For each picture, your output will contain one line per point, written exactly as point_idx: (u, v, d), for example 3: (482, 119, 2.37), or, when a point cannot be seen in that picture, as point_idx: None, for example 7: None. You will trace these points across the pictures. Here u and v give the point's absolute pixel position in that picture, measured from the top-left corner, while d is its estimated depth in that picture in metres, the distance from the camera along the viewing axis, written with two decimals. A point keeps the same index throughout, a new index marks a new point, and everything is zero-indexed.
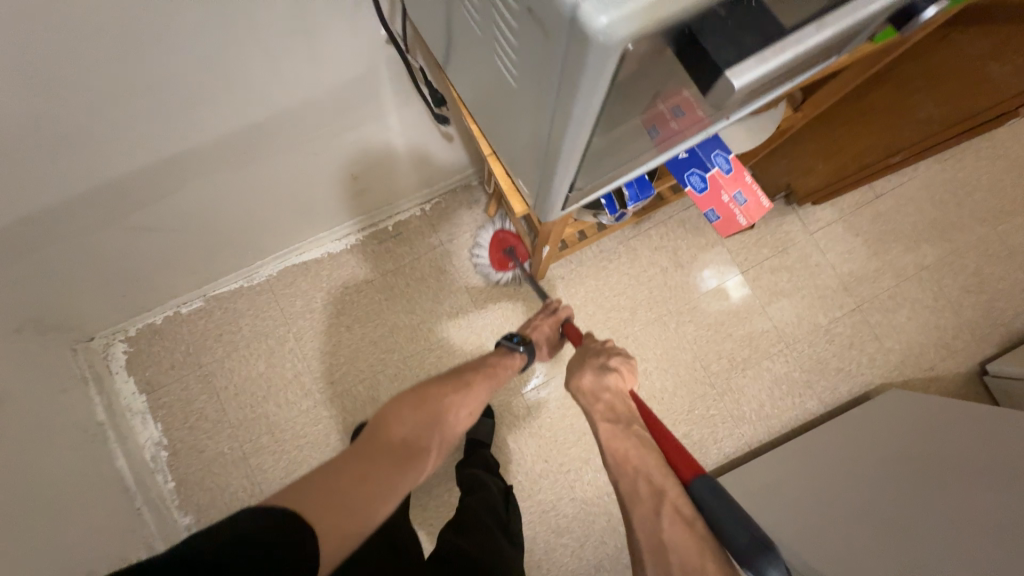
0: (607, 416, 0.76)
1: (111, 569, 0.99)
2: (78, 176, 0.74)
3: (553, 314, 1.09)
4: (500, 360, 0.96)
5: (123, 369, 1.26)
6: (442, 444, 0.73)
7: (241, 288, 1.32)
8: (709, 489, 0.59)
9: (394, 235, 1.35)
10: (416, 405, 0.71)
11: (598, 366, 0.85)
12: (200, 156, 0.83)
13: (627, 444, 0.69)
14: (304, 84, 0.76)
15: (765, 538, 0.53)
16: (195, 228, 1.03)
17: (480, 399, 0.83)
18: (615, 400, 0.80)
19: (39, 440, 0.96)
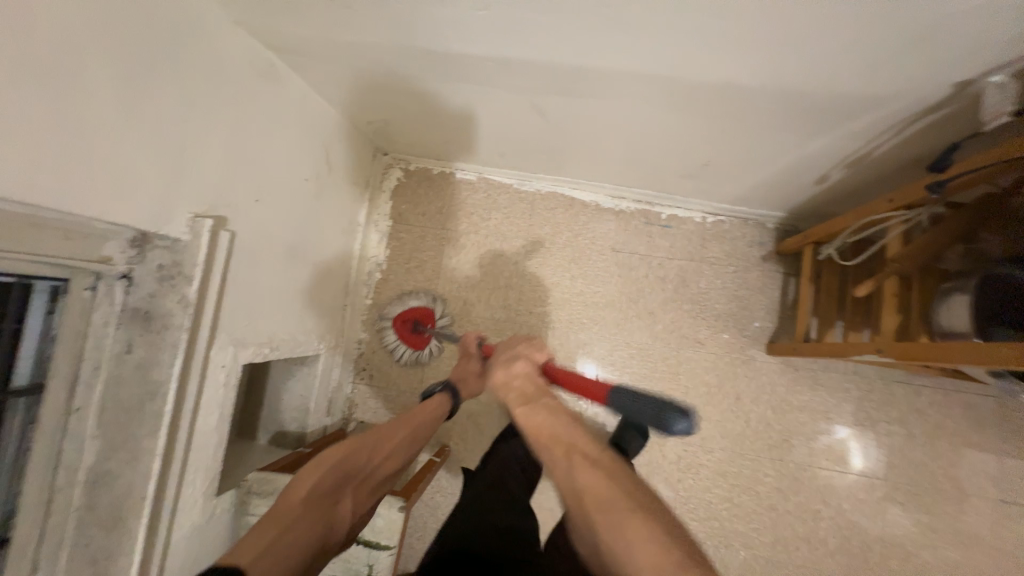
0: (517, 400, 0.63)
1: (303, 345, 1.13)
2: (542, 54, 0.72)
3: (466, 357, 1.00)
4: (423, 407, 0.92)
5: (388, 190, 1.39)
6: (358, 498, 0.79)
7: (510, 186, 1.37)
8: (624, 396, 0.68)
9: (663, 225, 1.30)
10: (329, 461, 0.75)
11: (506, 362, 0.71)
12: (634, 85, 0.77)
13: (541, 411, 0.60)
14: (815, 78, 0.66)
15: (669, 406, 0.63)
16: (543, 131, 1.04)
17: (404, 446, 0.86)
18: (526, 380, 0.67)
19: (311, 218, 1.08)
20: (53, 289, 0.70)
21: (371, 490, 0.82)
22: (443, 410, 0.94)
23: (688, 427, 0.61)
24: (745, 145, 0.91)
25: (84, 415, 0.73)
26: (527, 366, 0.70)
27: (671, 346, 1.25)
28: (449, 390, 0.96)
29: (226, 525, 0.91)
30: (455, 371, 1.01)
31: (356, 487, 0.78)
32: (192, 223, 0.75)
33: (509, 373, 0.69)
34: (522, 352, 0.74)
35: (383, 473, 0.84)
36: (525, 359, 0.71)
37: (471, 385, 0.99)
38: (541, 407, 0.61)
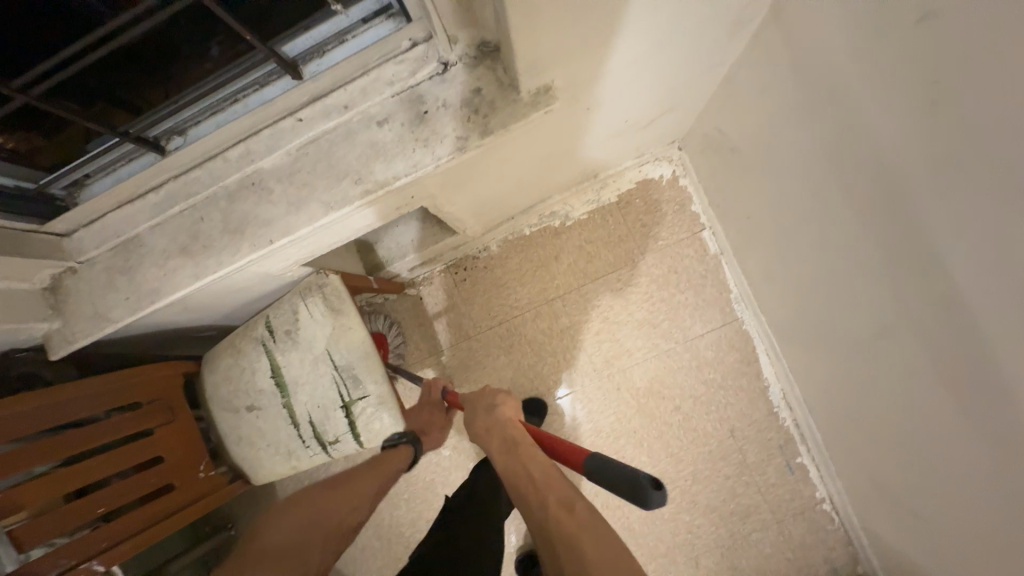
0: (499, 450, 0.69)
1: (457, 223, 1.03)
2: (985, 320, 0.55)
3: (432, 403, 0.99)
4: (387, 453, 0.89)
5: (643, 176, 1.21)
6: (333, 544, 0.78)
7: (727, 290, 1.18)
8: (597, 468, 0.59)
9: (787, 465, 1.15)
10: (288, 511, 0.79)
11: (484, 406, 0.76)
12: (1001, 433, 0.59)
13: (518, 457, 0.66)
14: None
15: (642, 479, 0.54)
16: (834, 323, 0.86)
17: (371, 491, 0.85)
18: (506, 429, 0.71)
19: (584, 145, 0.93)
20: (386, 7, 0.60)
21: (346, 538, 0.80)
22: (404, 461, 0.89)
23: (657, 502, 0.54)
24: (972, 560, 0.74)
25: (299, 128, 0.65)
26: (513, 414, 0.74)
27: (673, 540, 1.16)
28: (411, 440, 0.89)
29: (282, 285, 0.89)
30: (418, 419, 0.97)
31: (327, 535, 0.78)
32: (537, 91, 0.63)
33: (488, 423, 0.74)
34: (502, 397, 0.76)
35: (360, 517, 0.83)
36: (506, 401, 0.76)
37: (432, 437, 0.98)
38: (514, 457, 0.66)
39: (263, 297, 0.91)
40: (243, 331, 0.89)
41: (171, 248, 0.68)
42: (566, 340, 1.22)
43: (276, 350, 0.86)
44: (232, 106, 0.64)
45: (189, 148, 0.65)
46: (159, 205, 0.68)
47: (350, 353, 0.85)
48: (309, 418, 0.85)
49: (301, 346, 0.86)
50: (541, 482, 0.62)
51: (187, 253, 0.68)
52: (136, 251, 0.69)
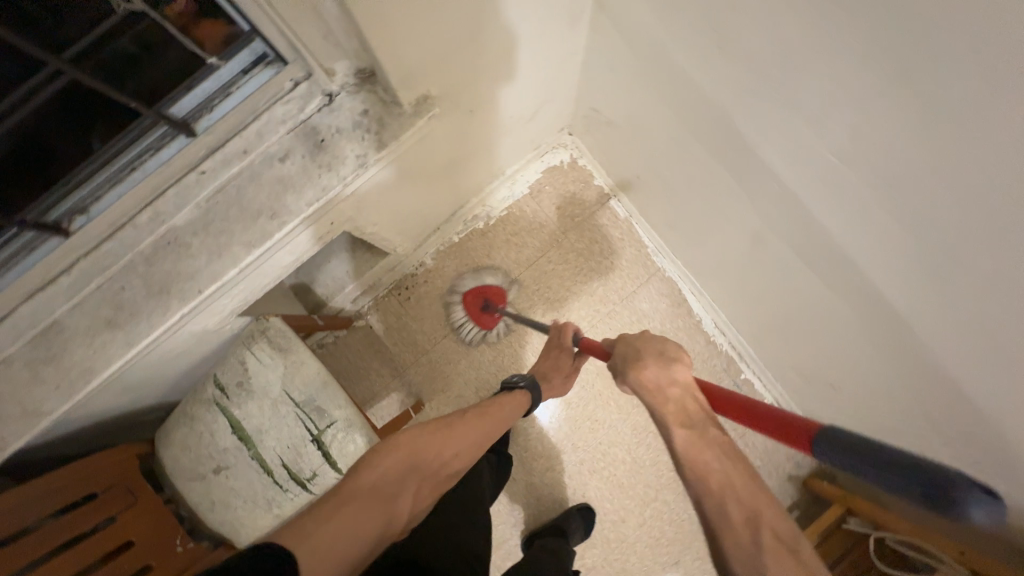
0: (680, 420, 0.64)
1: (386, 242, 1.08)
2: (813, 205, 0.69)
3: (558, 349, 1.02)
4: (503, 405, 0.91)
5: (546, 164, 1.33)
6: (423, 495, 0.74)
7: (644, 246, 1.31)
8: (842, 452, 0.45)
9: (735, 384, 1.28)
10: (404, 449, 0.73)
11: (662, 363, 0.68)
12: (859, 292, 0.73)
13: (710, 446, 0.61)
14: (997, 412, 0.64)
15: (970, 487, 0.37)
16: (727, 246, 1.00)
17: (471, 442, 0.81)
18: (685, 397, 0.65)
19: (482, 146, 1.02)
20: (262, 55, 0.65)
21: (437, 489, 0.76)
22: (512, 412, 0.92)
23: (983, 514, 0.37)
24: (879, 406, 0.88)
25: (204, 180, 0.68)
26: (690, 378, 0.67)
27: (659, 481, 1.24)
28: (530, 387, 0.97)
29: (222, 340, 0.89)
30: (539, 367, 1.03)
31: (421, 482, 0.73)
32: (419, 102, 0.71)
33: (667, 388, 0.67)
34: (677, 350, 0.70)
35: (454, 469, 0.78)
36: (684, 362, 0.69)
37: (554, 384, 1.02)
38: (710, 441, 0.61)
39: (205, 358, 0.90)
40: (194, 396, 0.88)
41: (97, 324, 0.68)
42: (519, 327, 1.29)
43: (231, 405, 0.86)
44: (130, 174, 0.66)
45: (93, 223, 0.66)
46: (73, 286, 0.68)
47: (308, 386, 0.86)
48: (281, 462, 0.85)
49: (257, 393, 0.86)
50: (720, 475, 0.59)
51: (115, 325, 0.68)
52: (59, 338, 0.68)
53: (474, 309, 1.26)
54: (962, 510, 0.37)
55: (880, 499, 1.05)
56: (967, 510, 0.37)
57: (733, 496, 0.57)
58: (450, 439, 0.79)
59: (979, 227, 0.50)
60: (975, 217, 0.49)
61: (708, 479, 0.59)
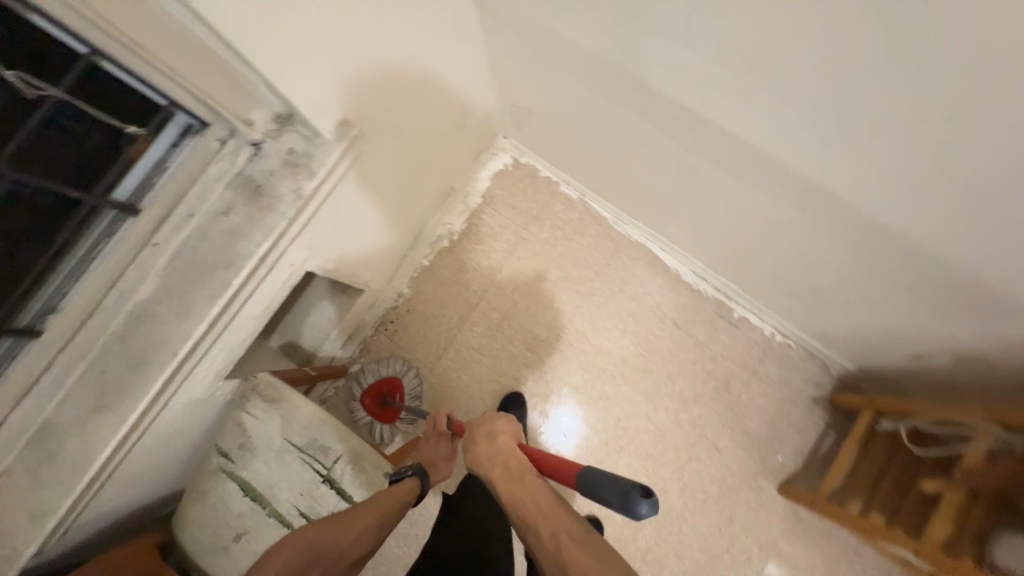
0: (502, 475, 0.72)
1: (355, 278, 1.11)
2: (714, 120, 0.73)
3: (437, 436, 0.92)
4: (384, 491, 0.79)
5: (491, 172, 1.39)
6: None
7: (604, 219, 1.35)
8: (590, 482, 0.65)
9: (731, 324, 1.27)
10: (281, 551, 0.68)
11: (486, 433, 0.79)
12: (795, 182, 0.74)
13: (524, 483, 0.70)
14: (961, 247, 0.64)
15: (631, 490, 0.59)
16: (672, 191, 1.02)
17: (367, 528, 0.73)
18: (506, 453, 0.75)
19: (421, 165, 1.08)
20: (187, 126, 0.71)
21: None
22: (408, 497, 0.80)
23: (647, 511, 0.58)
24: (860, 293, 0.88)
25: (158, 252, 0.72)
26: (511, 439, 0.78)
27: (687, 440, 1.21)
28: (416, 475, 0.84)
29: (215, 409, 0.90)
30: (425, 454, 0.93)
31: None
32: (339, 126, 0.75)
33: (494, 450, 0.76)
34: (499, 424, 0.80)
35: (357, 554, 0.72)
36: (506, 429, 0.79)
37: (437, 471, 0.90)
38: (521, 479, 0.70)
39: (204, 432, 0.91)
40: (200, 471, 0.89)
41: (85, 412, 0.70)
42: (507, 329, 1.31)
43: (238, 468, 0.86)
44: (91, 265, 0.70)
45: (64, 317, 0.69)
46: (56, 383, 0.70)
47: (308, 429, 0.87)
48: (299, 511, 0.84)
49: (259, 449, 0.86)
50: (536, 502, 0.67)
51: (102, 409, 0.70)
52: (51, 436, 0.70)
53: (371, 405, 1.21)
54: (638, 509, 0.59)
55: (934, 396, 0.95)
56: (638, 508, 0.58)
57: (534, 508, 0.66)
58: (343, 527, 0.72)
59: (842, 79, 0.52)
60: (833, 73, 0.52)
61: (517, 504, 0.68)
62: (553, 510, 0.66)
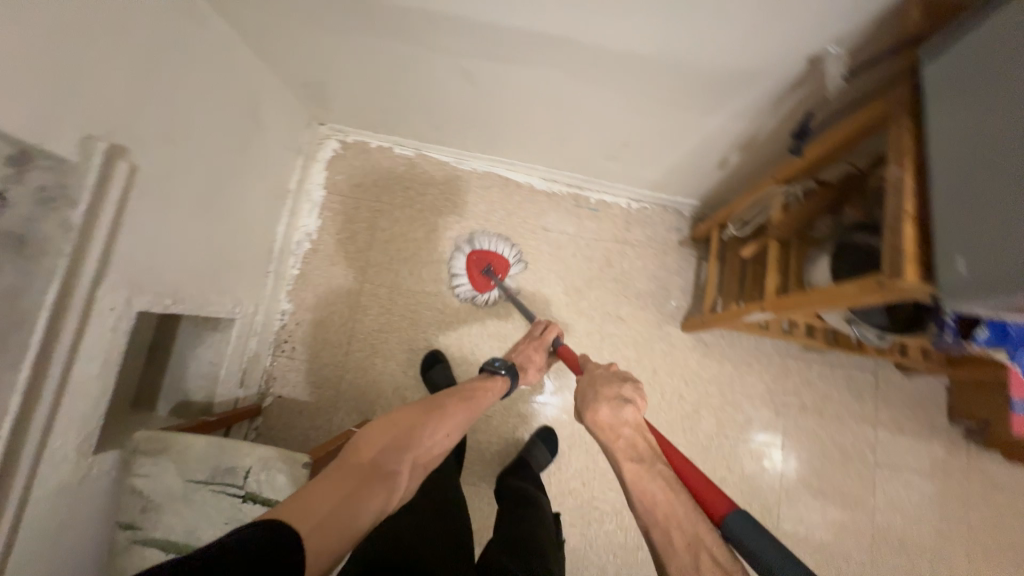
0: (628, 455, 0.66)
1: (211, 309, 1.05)
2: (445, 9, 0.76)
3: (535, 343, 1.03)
4: (480, 387, 0.89)
5: (324, 162, 1.37)
6: (416, 471, 0.70)
7: (447, 164, 1.38)
8: (748, 527, 0.56)
9: (592, 209, 1.36)
10: (397, 426, 0.71)
11: (613, 400, 0.74)
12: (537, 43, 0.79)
13: (654, 482, 0.61)
14: (671, 46, 0.73)
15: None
16: (474, 107, 1.07)
17: (457, 418, 0.80)
18: (636, 436, 0.69)
19: (229, 173, 1.03)
20: None
21: (421, 474, 0.72)
22: (494, 393, 0.89)
23: None
24: (650, 129, 0.99)
25: None
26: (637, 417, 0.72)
27: (595, 323, 1.30)
28: (511, 373, 0.94)
29: (102, 488, 0.83)
30: (517, 354, 1.01)
31: (418, 461, 0.70)
32: (84, 145, 0.69)
33: (617, 420, 0.71)
34: (633, 394, 0.75)
35: (445, 448, 0.77)
36: (636, 403, 0.73)
37: (529, 375, 0.99)
38: (657, 475, 0.62)
39: (99, 517, 0.84)
40: (111, 556, 0.82)
41: None
42: (400, 298, 1.32)
43: (150, 532, 0.80)
44: None
45: None
46: None
47: (206, 461, 0.83)
48: None
49: (165, 502, 0.81)
50: (667, 505, 0.58)
51: None
52: None
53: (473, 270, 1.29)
54: None
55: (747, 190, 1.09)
56: None
57: (676, 524, 0.56)
58: (440, 419, 0.77)
59: None
60: None
61: (652, 507, 0.59)
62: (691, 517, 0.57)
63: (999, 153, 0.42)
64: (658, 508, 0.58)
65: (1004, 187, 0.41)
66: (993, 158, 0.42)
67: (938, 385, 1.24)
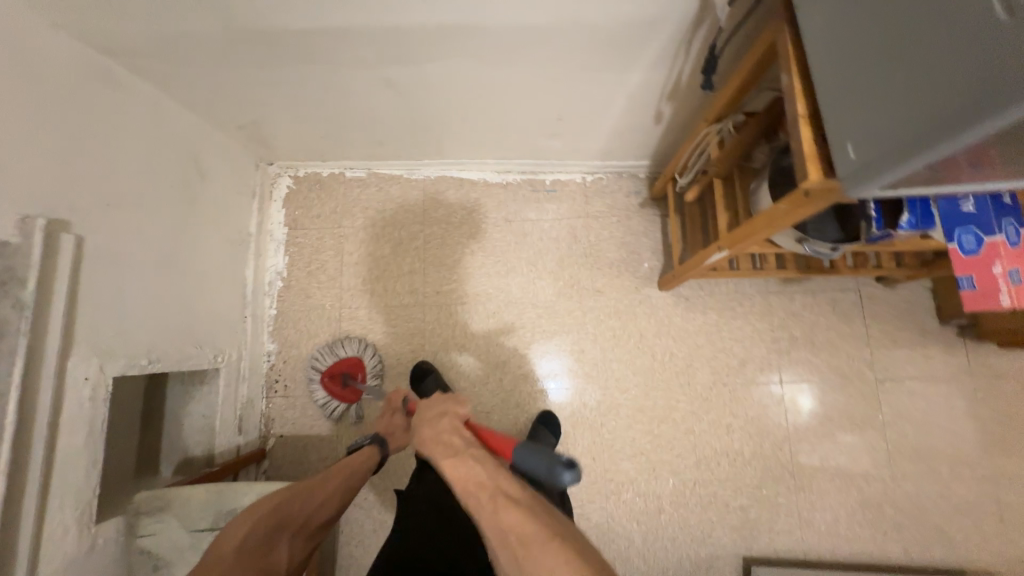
0: (445, 454, 0.65)
1: (192, 364, 1.07)
2: (342, 20, 0.77)
3: (392, 412, 1.03)
4: (354, 458, 0.90)
5: (280, 200, 1.39)
6: (301, 539, 0.76)
7: (400, 176, 1.39)
8: (524, 453, 0.65)
9: (549, 190, 1.37)
10: (260, 511, 0.74)
11: (430, 416, 0.70)
12: (438, 36, 0.80)
13: (467, 463, 0.63)
14: (567, 11, 0.74)
15: (557, 463, 0.61)
16: (405, 114, 1.09)
17: (334, 486, 0.83)
18: (455, 434, 0.68)
19: (186, 229, 1.06)
20: None
21: (310, 537, 0.78)
22: (373, 461, 0.92)
23: (572, 480, 0.60)
24: (577, 99, 1.00)
25: None
26: (457, 416, 0.70)
27: (573, 300, 1.31)
28: (377, 442, 0.96)
29: (112, 555, 0.85)
30: (381, 425, 1.01)
31: (291, 535, 0.74)
32: (21, 225, 0.71)
33: (438, 432, 0.68)
34: (454, 400, 0.72)
35: (327, 515, 0.81)
36: (455, 407, 0.71)
37: (399, 437, 1.00)
38: (468, 456, 0.64)
39: None
40: None
41: None
42: (396, 312, 1.33)
43: None
44: None
45: None
46: None
47: (207, 509, 0.85)
48: None
49: (175, 555, 0.82)
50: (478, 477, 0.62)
51: None
52: None
53: (333, 386, 1.23)
54: (565, 480, 0.61)
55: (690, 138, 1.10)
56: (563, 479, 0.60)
57: (485, 492, 0.60)
58: (317, 491, 0.80)
59: None
60: None
61: (469, 491, 0.61)
62: (490, 478, 0.61)
63: (857, 42, 0.44)
64: (471, 487, 0.61)
65: (867, 70, 0.43)
66: (858, 42, 0.44)
67: (922, 290, 1.24)
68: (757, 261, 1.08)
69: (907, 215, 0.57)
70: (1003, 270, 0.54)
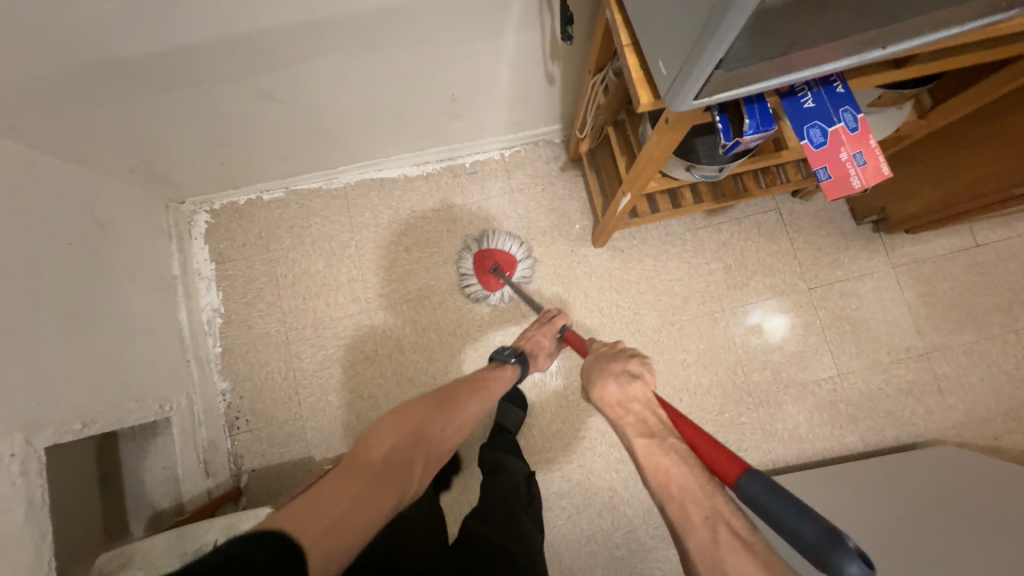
0: (639, 430, 0.63)
1: (138, 420, 1.05)
2: (197, 31, 0.75)
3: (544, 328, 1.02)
4: (496, 373, 0.90)
5: (201, 237, 1.35)
6: (427, 469, 0.69)
7: (319, 189, 1.37)
8: (766, 491, 0.52)
9: (470, 172, 1.37)
10: (406, 418, 0.69)
11: (620, 377, 0.70)
12: (302, 33, 0.79)
13: (664, 454, 0.58)
14: None
15: (840, 542, 0.45)
16: (300, 123, 1.07)
17: (468, 411, 0.79)
18: (647, 411, 0.66)
19: (99, 283, 1.02)
20: None
21: (437, 460, 0.73)
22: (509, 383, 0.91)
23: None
24: (464, 76, 1.00)
25: None
26: (647, 391, 0.69)
27: None
28: (523, 362, 0.94)
29: None
30: (527, 340, 1.00)
31: (426, 455, 0.69)
32: None
33: (627, 396, 0.68)
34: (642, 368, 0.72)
35: (454, 442, 0.76)
36: (646, 379, 0.70)
37: (539, 362, 1.00)
38: (667, 446, 0.59)
39: None
40: None
41: None
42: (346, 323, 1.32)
43: None
44: None
45: None
46: None
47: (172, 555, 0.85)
48: None
49: None
50: (682, 478, 0.55)
51: None
52: None
53: (481, 272, 1.26)
54: (845, 567, 0.44)
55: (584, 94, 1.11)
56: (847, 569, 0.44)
57: (688, 496, 0.53)
58: (450, 412, 0.76)
59: None
60: None
61: (669, 479, 0.55)
62: (701, 487, 0.54)
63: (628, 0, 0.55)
64: (668, 480, 0.55)
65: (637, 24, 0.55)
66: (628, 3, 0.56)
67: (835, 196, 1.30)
68: (672, 199, 1.11)
69: (747, 121, 0.59)
70: (850, 155, 0.57)
